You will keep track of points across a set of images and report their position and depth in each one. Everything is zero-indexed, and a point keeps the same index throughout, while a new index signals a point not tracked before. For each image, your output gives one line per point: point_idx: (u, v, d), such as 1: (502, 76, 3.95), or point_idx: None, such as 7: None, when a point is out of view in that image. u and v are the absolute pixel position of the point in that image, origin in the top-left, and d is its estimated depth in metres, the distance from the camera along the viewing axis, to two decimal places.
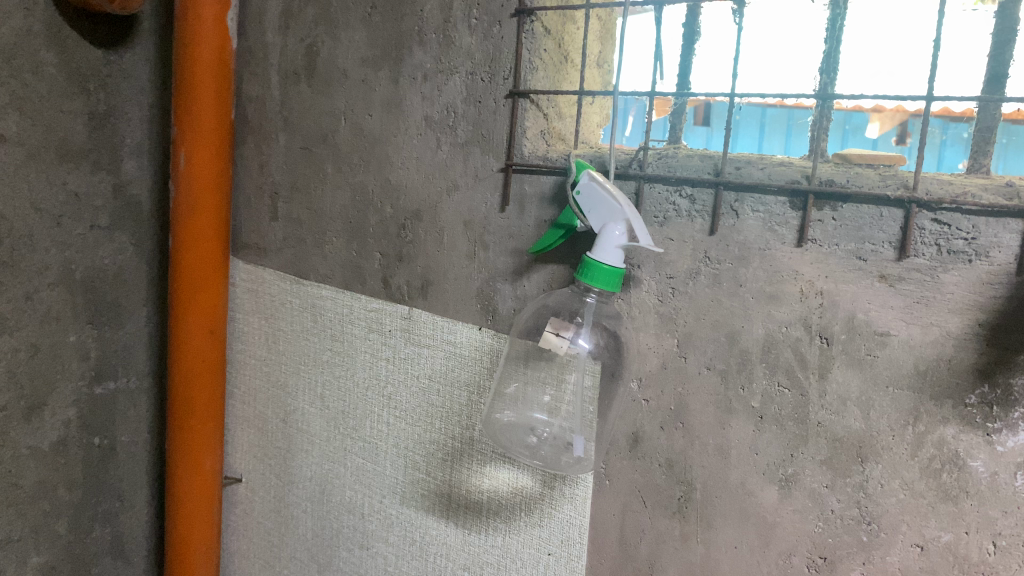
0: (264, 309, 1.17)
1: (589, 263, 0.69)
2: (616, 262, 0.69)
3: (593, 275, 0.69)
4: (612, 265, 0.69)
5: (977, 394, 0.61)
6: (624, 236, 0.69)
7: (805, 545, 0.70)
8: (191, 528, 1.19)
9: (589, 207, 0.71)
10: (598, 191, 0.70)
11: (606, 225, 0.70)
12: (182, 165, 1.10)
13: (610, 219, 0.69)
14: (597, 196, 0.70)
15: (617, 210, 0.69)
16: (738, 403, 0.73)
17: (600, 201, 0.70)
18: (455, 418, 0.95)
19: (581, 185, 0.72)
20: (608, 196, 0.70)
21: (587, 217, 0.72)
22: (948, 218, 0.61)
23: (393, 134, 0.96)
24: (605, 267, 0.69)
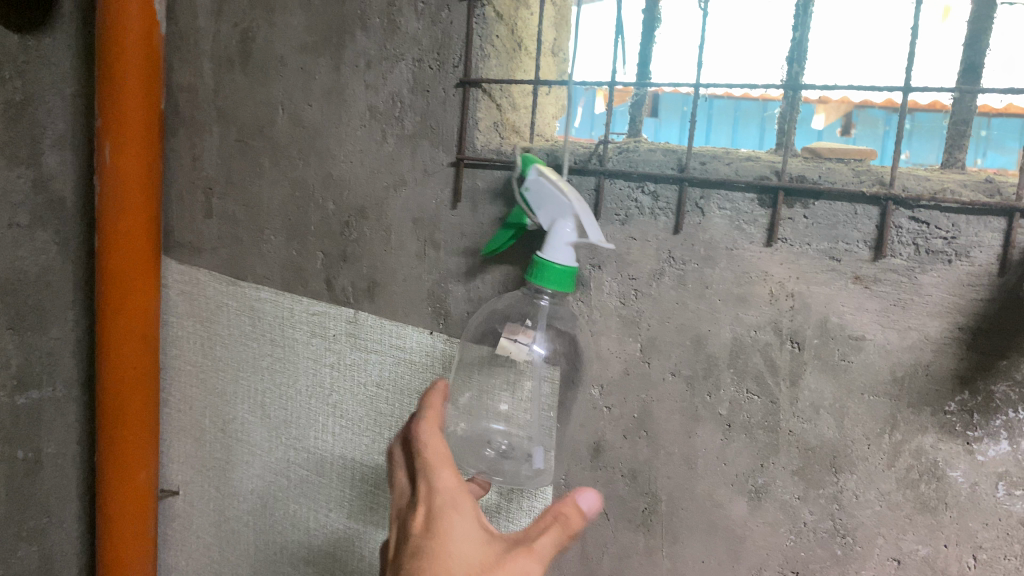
0: (199, 312, 1.10)
1: (538, 262, 0.64)
2: (568, 261, 0.64)
3: (542, 276, 0.64)
4: (562, 263, 0.63)
5: (956, 401, 0.58)
6: (573, 232, 0.64)
7: (776, 559, 0.67)
8: (125, 547, 1.12)
9: (537, 205, 0.67)
10: (545, 186, 0.66)
11: (555, 221, 0.65)
12: (107, 159, 1.02)
13: (558, 215, 0.64)
14: (544, 192, 0.66)
15: (566, 205, 0.64)
16: (704, 411, 0.69)
17: (548, 196, 0.65)
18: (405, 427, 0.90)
19: (528, 182, 0.67)
20: (556, 190, 0.65)
21: (537, 216, 0.67)
22: (926, 217, 0.58)
23: (335, 125, 0.90)
24: (554, 266, 0.63)
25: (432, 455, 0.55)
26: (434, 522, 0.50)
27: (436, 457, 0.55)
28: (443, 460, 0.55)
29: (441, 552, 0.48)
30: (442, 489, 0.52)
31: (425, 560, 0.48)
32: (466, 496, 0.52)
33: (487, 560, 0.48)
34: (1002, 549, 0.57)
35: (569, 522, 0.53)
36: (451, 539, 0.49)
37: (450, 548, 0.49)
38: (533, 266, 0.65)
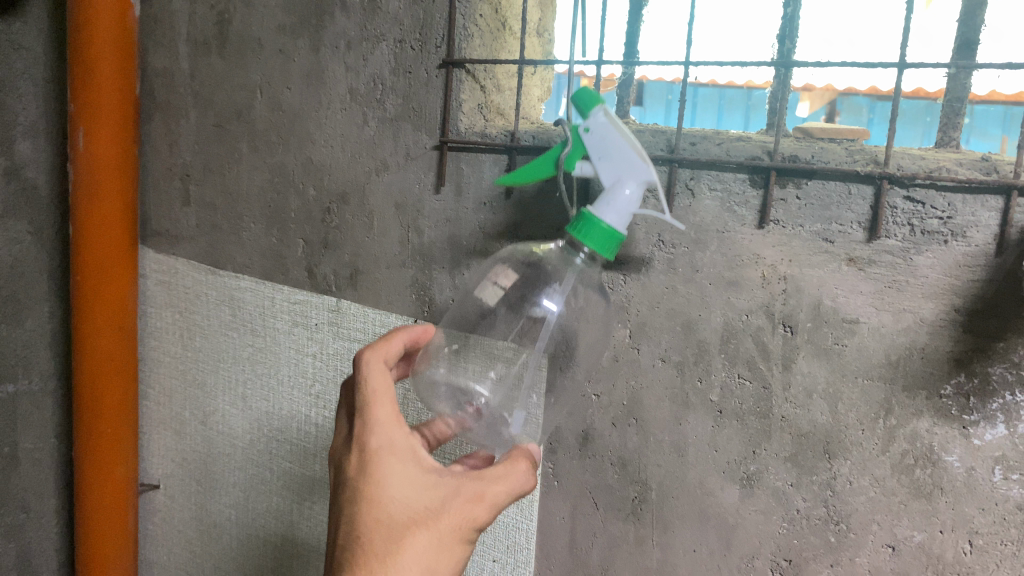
0: (178, 302, 1.08)
1: (589, 218, 0.55)
2: (621, 226, 0.55)
3: (588, 233, 0.55)
4: (614, 228, 0.55)
5: (952, 384, 0.57)
6: (637, 201, 0.55)
7: (768, 548, 0.66)
8: (105, 543, 1.09)
9: (599, 153, 0.56)
10: (615, 135, 0.56)
11: (620, 179, 0.55)
12: (80, 146, 0.99)
13: (626, 173, 0.55)
14: (611, 140, 0.56)
15: (640, 166, 0.55)
16: (695, 398, 0.68)
17: (618, 149, 0.55)
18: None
19: (592, 122, 0.56)
20: (630, 148, 0.55)
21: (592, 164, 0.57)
22: (921, 196, 0.56)
23: (315, 109, 0.87)
24: (607, 230, 0.54)
25: (373, 385, 0.53)
26: (377, 467, 0.49)
27: (379, 387, 0.53)
28: (384, 390, 0.52)
29: (385, 498, 0.49)
30: (384, 427, 0.51)
31: (363, 502, 0.49)
32: (410, 436, 0.51)
33: (438, 505, 0.49)
34: (999, 534, 0.56)
35: (518, 463, 0.54)
36: (393, 485, 0.49)
37: (394, 494, 0.49)
38: (579, 220, 0.55)
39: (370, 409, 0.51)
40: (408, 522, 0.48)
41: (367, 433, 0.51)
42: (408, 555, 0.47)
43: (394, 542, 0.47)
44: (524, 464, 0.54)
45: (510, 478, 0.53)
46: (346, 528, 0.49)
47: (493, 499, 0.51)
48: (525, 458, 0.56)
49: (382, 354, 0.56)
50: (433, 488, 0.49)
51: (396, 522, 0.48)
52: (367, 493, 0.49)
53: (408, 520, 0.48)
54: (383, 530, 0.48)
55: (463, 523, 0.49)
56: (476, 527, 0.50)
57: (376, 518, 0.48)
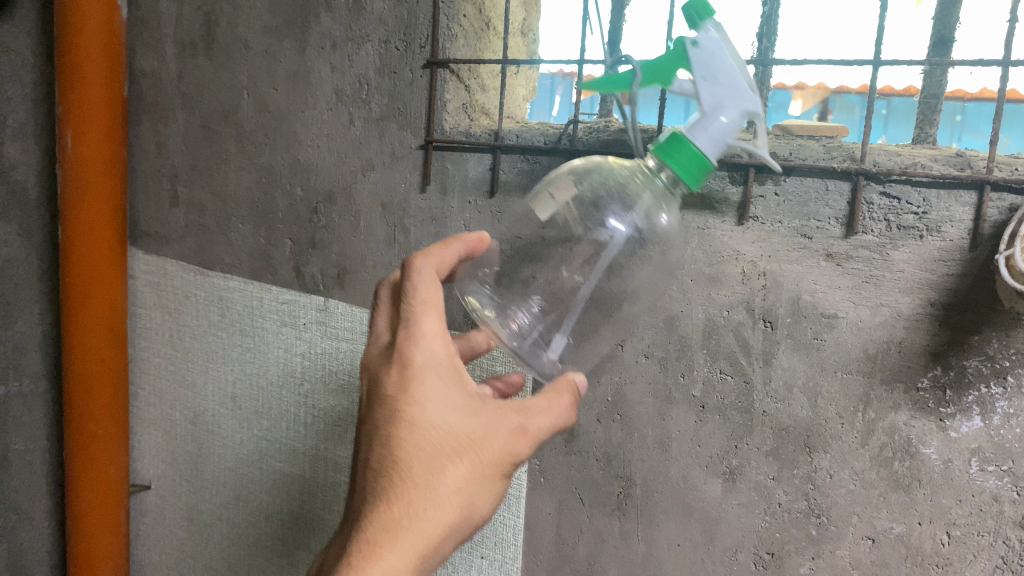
0: (167, 303, 1.08)
1: (681, 142, 0.51)
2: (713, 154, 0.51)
3: (675, 158, 0.51)
4: (705, 153, 0.51)
5: (928, 377, 0.57)
6: (734, 129, 0.50)
7: (751, 541, 0.67)
8: (96, 543, 1.10)
9: (704, 72, 0.50)
10: (722, 52, 0.49)
11: (720, 103, 0.50)
12: (68, 147, 0.99)
13: (729, 97, 0.50)
14: (720, 61, 0.49)
15: (744, 91, 0.50)
16: (678, 393, 0.68)
17: (728, 73, 0.50)
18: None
19: (702, 37, 0.49)
20: (736, 68, 0.50)
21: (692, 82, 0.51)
22: (897, 191, 0.57)
23: (302, 109, 0.88)
24: (697, 157, 0.50)
25: (421, 292, 0.44)
26: (419, 386, 0.42)
27: (428, 295, 0.44)
28: (433, 299, 0.44)
29: (428, 424, 0.41)
30: (428, 340, 0.43)
31: (401, 427, 0.40)
32: (455, 352, 0.44)
33: (483, 437, 0.42)
34: (976, 525, 0.57)
35: (565, 394, 0.48)
36: (434, 409, 0.41)
37: (437, 419, 0.41)
38: (668, 141, 0.51)
39: (414, 319, 0.43)
40: (451, 454, 0.41)
41: (408, 345, 0.42)
42: (444, 491, 0.40)
43: (435, 473, 0.40)
44: (568, 395, 0.48)
45: (555, 408, 0.46)
46: (378, 454, 0.41)
47: (537, 432, 0.45)
48: (569, 388, 0.49)
49: (437, 258, 0.47)
50: (478, 417, 0.42)
51: (437, 451, 0.40)
52: (404, 415, 0.41)
53: (450, 450, 0.41)
54: (425, 458, 0.40)
55: (506, 457, 0.43)
56: (517, 462, 0.44)
57: (416, 445, 0.40)
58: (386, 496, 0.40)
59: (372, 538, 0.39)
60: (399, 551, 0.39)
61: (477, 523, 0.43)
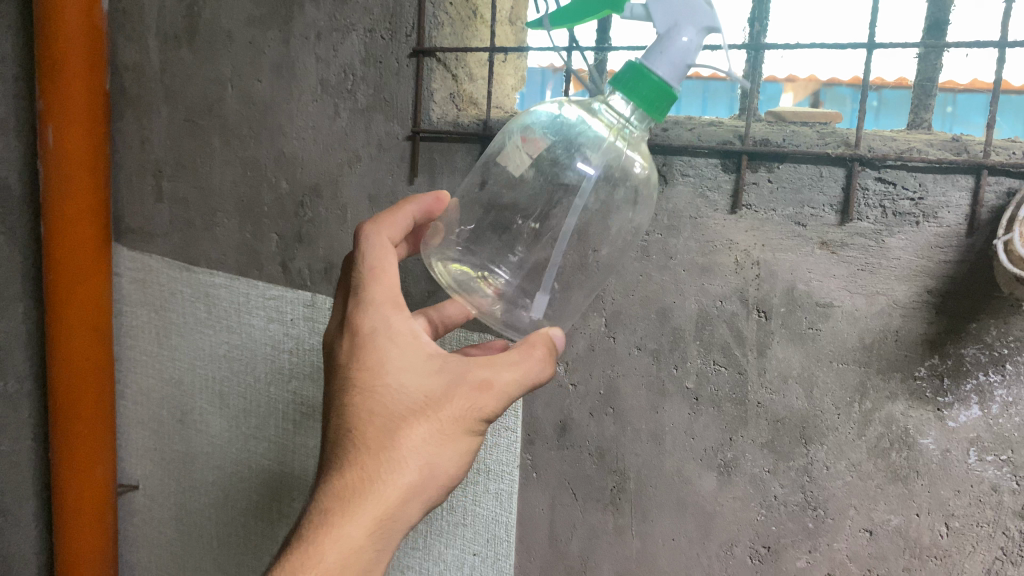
0: (153, 300, 1.06)
1: (639, 70, 0.48)
2: (675, 80, 0.48)
3: (635, 89, 0.48)
4: (666, 82, 0.47)
5: (926, 366, 0.56)
6: (696, 49, 0.47)
7: (746, 535, 0.65)
8: (84, 546, 1.08)
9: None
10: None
11: (675, 24, 0.47)
12: (50, 142, 0.97)
13: (683, 15, 0.47)
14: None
15: (702, 7, 0.46)
16: (671, 385, 0.67)
17: None
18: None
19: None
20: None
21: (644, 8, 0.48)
22: (893, 177, 0.56)
23: (286, 101, 0.86)
24: (658, 83, 0.47)
25: (373, 264, 0.50)
26: (372, 351, 0.47)
27: (380, 266, 0.50)
28: (384, 272, 0.50)
29: (381, 390, 0.46)
30: (379, 310, 0.48)
31: (355, 396, 0.46)
32: (408, 319, 0.49)
33: (436, 397, 0.46)
34: (975, 516, 0.56)
35: (540, 350, 0.50)
36: (388, 376, 0.46)
37: (390, 383, 0.46)
38: (626, 73, 0.48)
39: (368, 292, 0.49)
40: (404, 418, 0.46)
41: (362, 317, 0.48)
42: (402, 451, 0.46)
43: (391, 435, 0.45)
44: (540, 353, 0.50)
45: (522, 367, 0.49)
46: (339, 422, 0.47)
47: (504, 389, 0.48)
48: (544, 343, 0.51)
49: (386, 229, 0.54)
50: (431, 378, 0.47)
51: (391, 416, 0.46)
52: (361, 382, 0.46)
53: (405, 412, 0.46)
54: (378, 424, 0.46)
55: (465, 414, 0.47)
56: (484, 418, 0.48)
57: (370, 411, 0.46)
58: (352, 463, 0.45)
59: (330, 503, 0.45)
60: (359, 511, 0.44)
61: (446, 480, 0.47)
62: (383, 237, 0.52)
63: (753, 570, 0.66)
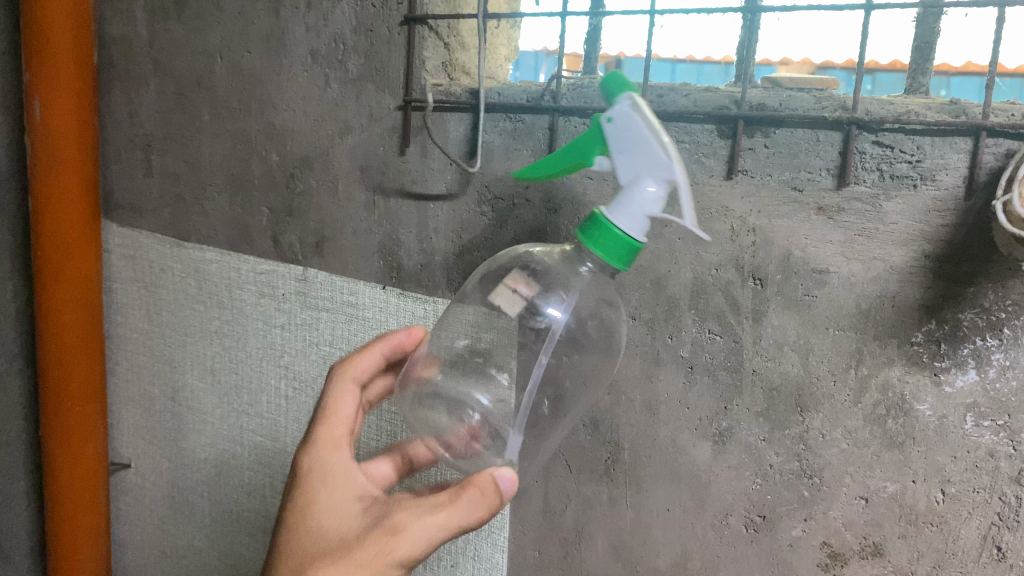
0: (143, 277, 1.05)
1: (602, 224, 0.50)
2: (637, 234, 0.50)
3: (601, 242, 0.50)
4: (631, 237, 0.50)
5: (923, 331, 0.56)
6: (659, 200, 0.49)
7: (741, 504, 0.65)
8: (76, 524, 1.07)
9: (618, 145, 0.49)
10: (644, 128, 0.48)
11: (637, 178, 0.49)
12: (37, 116, 0.96)
13: (645, 171, 0.49)
14: (635, 132, 0.48)
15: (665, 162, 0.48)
16: (665, 354, 0.67)
17: (639, 144, 0.49)
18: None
19: (614, 113, 0.49)
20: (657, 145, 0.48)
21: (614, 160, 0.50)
22: (890, 140, 0.56)
23: (276, 72, 0.85)
24: (623, 238, 0.50)
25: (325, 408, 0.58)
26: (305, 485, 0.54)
27: (333, 409, 0.58)
28: (334, 414, 0.58)
29: (304, 532, 0.52)
30: (316, 449, 0.55)
31: (290, 526, 0.53)
32: (347, 462, 0.55)
33: (350, 539, 0.51)
34: (971, 482, 0.56)
35: (466, 498, 0.53)
36: (315, 516, 0.52)
37: (315, 526, 0.52)
38: (592, 226, 0.51)
39: (316, 435, 0.56)
40: (320, 554, 0.51)
41: (302, 456, 0.55)
42: None
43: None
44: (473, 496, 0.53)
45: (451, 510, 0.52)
46: (275, 557, 0.53)
47: (418, 531, 0.51)
48: (482, 486, 0.53)
49: (351, 371, 0.62)
50: (354, 519, 0.52)
51: (312, 551, 0.51)
52: (295, 517, 0.53)
53: (321, 551, 0.51)
54: (298, 563, 0.51)
55: (376, 557, 0.50)
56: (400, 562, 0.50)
57: (296, 550, 0.52)
58: None
59: None
60: None
61: None
62: (346, 381, 0.61)
63: (748, 540, 0.66)
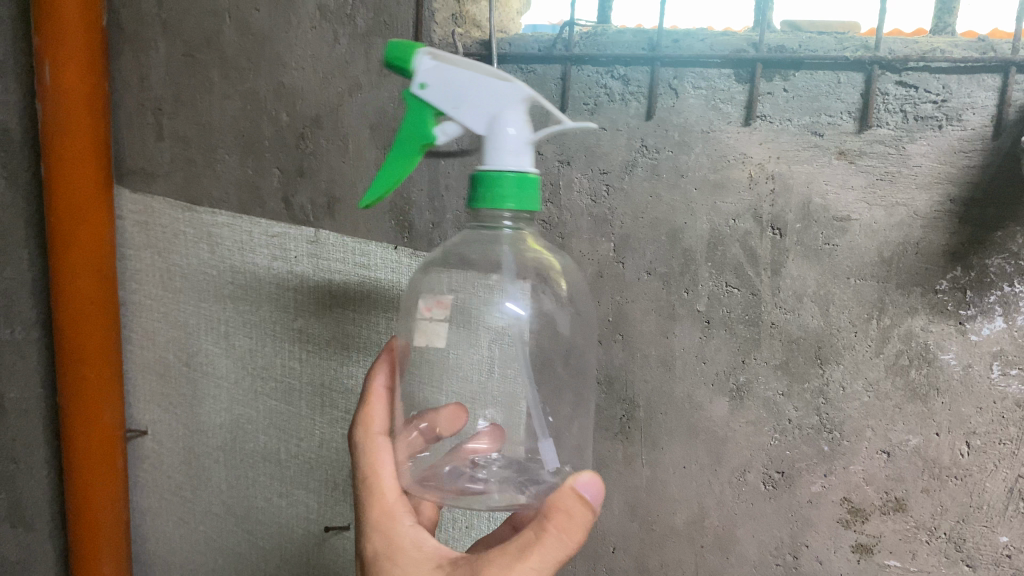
0: (156, 243, 1.05)
1: (490, 175, 0.51)
2: (521, 168, 0.52)
3: (504, 192, 0.51)
4: (523, 172, 0.52)
5: (948, 279, 0.55)
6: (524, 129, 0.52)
7: (759, 460, 0.64)
8: (93, 489, 1.07)
9: (453, 100, 0.53)
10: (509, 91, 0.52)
11: (495, 118, 0.52)
12: (46, 80, 0.95)
13: (499, 106, 0.52)
14: (451, 76, 0.53)
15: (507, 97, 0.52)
16: (682, 309, 0.64)
17: (491, 92, 0.52)
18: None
19: (424, 76, 0.53)
20: (474, 113, 0.53)
21: (459, 113, 0.53)
22: (915, 79, 0.54)
23: (285, 29, 0.84)
24: (515, 177, 0.51)
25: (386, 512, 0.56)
26: None
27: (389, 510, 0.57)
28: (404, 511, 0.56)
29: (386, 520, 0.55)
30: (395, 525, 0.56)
31: None
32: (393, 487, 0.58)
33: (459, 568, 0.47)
34: (997, 433, 0.55)
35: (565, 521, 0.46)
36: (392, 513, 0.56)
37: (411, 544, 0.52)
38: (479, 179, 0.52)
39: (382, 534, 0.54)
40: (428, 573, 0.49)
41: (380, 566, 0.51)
42: None
43: None
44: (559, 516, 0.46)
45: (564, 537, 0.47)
46: None
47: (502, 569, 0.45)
48: (565, 505, 0.46)
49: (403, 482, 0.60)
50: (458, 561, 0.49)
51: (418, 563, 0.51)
52: None
53: None
54: None
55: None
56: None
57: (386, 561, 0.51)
58: None
59: None
60: None
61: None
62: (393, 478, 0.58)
63: (766, 497, 0.64)
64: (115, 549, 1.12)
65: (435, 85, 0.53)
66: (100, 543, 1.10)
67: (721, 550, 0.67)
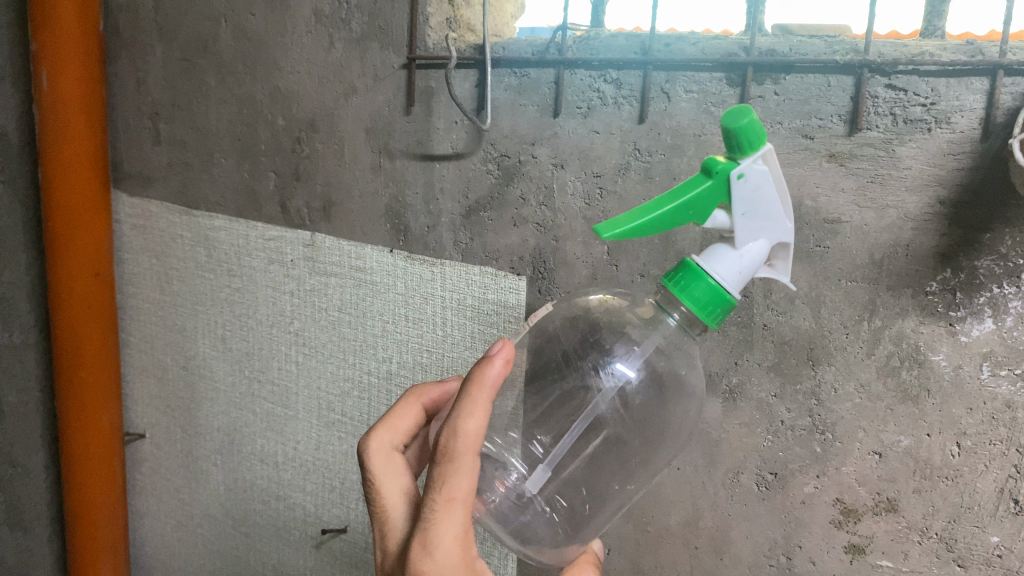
0: (154, 246, 1.05)
1: (694, 273, 0.46)
2: (731, 288, 0.46)
3: (687, 291, 0.46)
4: (723, 289, 0.46)
5: (938, 280, 0.54)
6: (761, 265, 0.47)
7: (753, 461, 0.64)
8: (91, 492, 1.08)
9: (742, 205, 0.45)
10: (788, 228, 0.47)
11: (750, 239, 0.46)
12: (44, 85, 0.95)
13: (766, 229, 0.46)
14: (765, 191, 0.45)
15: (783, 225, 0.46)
16: None
17: (765, 204, 0.45)
18: (425, 337, 0.80)
19: (750, 168, 0.45)
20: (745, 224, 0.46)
21: (737, 219, 0.46)
22: (904, 82, 0.54)
23: (281, 34, 0.84)
24: (713, 287, 0.46)
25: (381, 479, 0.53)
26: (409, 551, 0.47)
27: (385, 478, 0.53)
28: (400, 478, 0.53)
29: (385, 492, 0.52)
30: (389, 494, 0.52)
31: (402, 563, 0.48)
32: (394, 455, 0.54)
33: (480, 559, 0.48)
34: (987, 434, 0.55)
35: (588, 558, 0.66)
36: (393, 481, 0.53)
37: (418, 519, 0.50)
38: (680, 272, 0.47)
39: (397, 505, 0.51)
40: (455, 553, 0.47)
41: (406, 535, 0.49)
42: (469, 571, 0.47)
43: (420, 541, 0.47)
44: None
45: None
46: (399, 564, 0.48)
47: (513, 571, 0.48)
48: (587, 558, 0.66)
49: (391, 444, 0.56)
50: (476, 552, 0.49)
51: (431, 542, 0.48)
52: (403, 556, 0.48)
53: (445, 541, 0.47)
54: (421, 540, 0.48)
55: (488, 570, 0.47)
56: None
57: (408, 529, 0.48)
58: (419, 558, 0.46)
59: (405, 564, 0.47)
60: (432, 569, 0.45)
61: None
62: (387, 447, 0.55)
63: (759, 498, 0.65)
64: (113, 552, 1.13)
65: (749, 185, 0.45)
66: (99, 546, 1.11)
67: (715, 551, 0.68)
